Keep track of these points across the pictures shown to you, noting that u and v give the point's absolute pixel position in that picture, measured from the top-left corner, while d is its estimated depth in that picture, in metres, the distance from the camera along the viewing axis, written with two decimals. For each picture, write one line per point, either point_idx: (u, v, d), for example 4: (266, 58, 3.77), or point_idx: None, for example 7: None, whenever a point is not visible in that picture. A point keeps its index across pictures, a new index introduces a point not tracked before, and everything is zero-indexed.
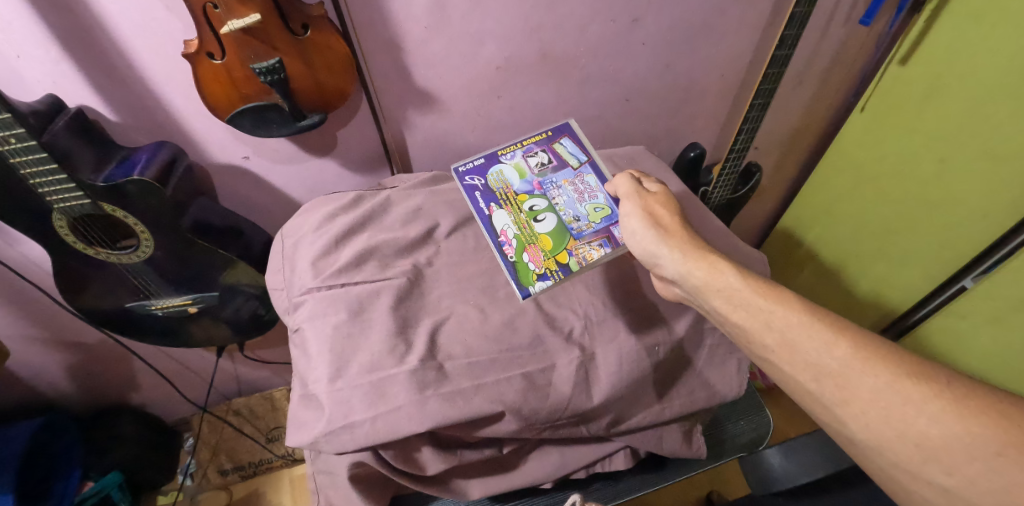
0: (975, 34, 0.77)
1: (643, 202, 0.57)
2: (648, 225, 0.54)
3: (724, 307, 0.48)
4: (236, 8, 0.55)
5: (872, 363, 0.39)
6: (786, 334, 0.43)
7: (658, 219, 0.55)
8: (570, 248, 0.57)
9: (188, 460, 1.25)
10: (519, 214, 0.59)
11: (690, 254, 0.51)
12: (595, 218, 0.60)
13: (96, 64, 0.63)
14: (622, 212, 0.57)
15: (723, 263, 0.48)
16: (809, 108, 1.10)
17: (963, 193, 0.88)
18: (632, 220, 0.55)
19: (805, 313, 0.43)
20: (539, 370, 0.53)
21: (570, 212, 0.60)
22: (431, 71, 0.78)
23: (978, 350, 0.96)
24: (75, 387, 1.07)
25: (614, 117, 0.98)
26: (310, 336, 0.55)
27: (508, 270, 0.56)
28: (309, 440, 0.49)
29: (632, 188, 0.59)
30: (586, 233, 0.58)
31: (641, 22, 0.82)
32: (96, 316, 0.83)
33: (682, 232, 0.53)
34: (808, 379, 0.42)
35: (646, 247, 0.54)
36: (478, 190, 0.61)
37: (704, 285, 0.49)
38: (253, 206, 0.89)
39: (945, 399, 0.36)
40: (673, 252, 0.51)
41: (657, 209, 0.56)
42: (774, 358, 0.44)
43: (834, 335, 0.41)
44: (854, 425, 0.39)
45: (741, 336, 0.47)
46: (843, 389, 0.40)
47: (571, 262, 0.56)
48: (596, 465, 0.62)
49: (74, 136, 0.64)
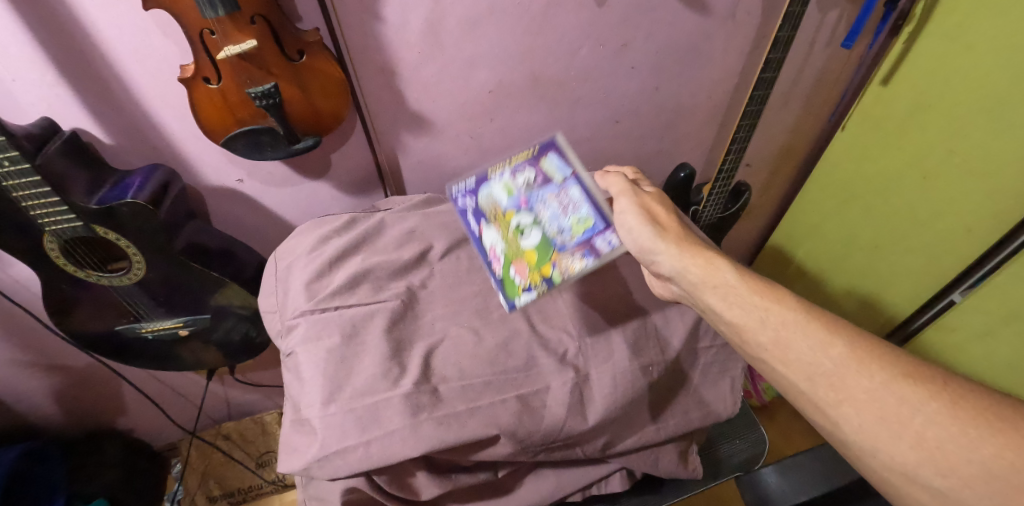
0: (950, 54, 0.81)
1: (640, 200, 0.59)
2: (645, 223, 0.56)
3: (719, 304, 0.49)
4: (233, 34, 0.57)
5: (868, 363, 0.40)
6: (780, 332, 0.44)
7: (654, 217, 0.57)
8: (553, 260, 0.55)
9: (175, 488, 1.20)
10: (506, 228, 0.60)
11: (686, 251, 0.53)
12: (577, 230, 0.57)
13: (92, 88, 0.64)
14: (618, 209, 0.59)
15: (719, 259, 0.51)
16: (795, 128, 1.13)
17: (946, 207, 0.90)
18: (628, 218, 0.57)
19: (799, 312, 0.45)
20: (533, 392, 0.53)
21: (553, 226, 0.58)
22: (424, 95, 0.79)
23: (975, 364, 0.95)
24: (58, 413, 1.04)
25: (606, 139, 1.00)
26: (303, 359, 0.54)
27: (495, 282, 0.58)
28: (300, 466, 0.48)
29: (626, 186, 0.61)
30: (567, 245, 0.56)
31: (630, 46, 0.84)
32: (82, 340, 0.81)
33: (678, 231, 0.55)
34: (800, 379, 0.42)
35: (642, 244, 0.55)
36: (470, 207, 0.64)
37: (701, 281, 0.51)
38: (247, 228, 0.89)
39: (940, 400, 0.37)
40: (670, 249, 0.53)
41: (653, 207, 0.58)
42: (768, 358, 0.45)
43: (828, 335, 0.43)
44: (847, 425, 0.39)
45: (735, 333, 0.48)
46: (837, 388, 0.40)
47: (554, 273, 0.55)
48: (592, 488, 0.61)
49: (68, 159, 0.64)
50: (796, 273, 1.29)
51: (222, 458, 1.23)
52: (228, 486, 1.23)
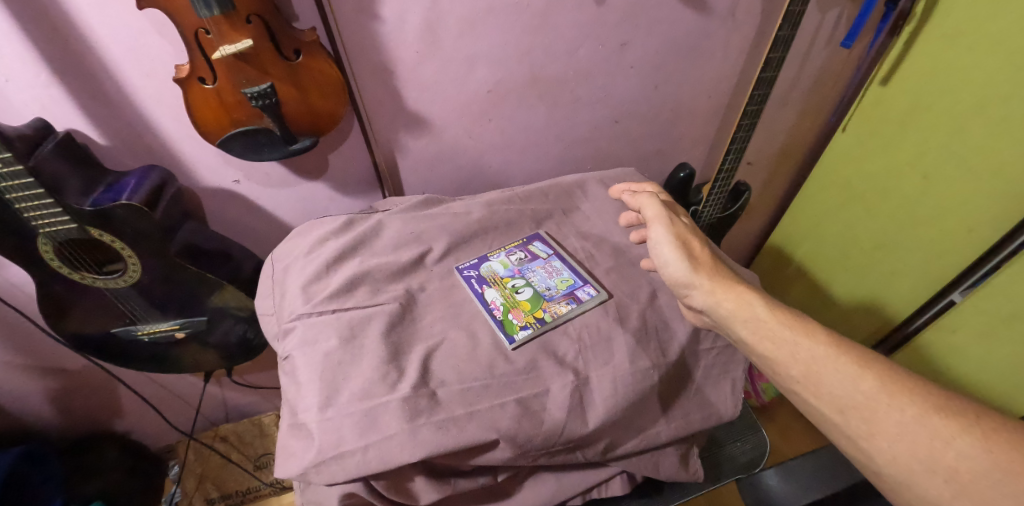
0: (951, 54, 0.81)
1: (676, 229, 0.58)
2: (681, 256, 0.56)
3: (751, 338, 0.50)
4: (228, 34, 0.56)
5: (899, 396, 0.42)
6: (812, 366, 0.46)
7: (689, 249, 0.56)
8: (543, 307, 0.61)
9: (172, 490, 1.18)
10: (504, 288, 0.63)
11: (720, 285, 0.53)
12: (561, 283, 0.64)
13: (86, 88, 0.63)
14: (653, 238, 0.58)
15: (752, 296, 0.52)
16: (794, 128, 1.12)
17: (947, 208, 0.89)
18: (665, 250, 0.57)
19: (830, 346, 0.46)
20: (533, 395, 0.52)
21: (540, 282, 0.64)
22: (423, 95, 0.78)
23: (972, 366, 0.93)
24: (53, 417, 1.03)
25: (606, 139, 0.99)
26: (299, 363, 0.54)
27: (488, 320, 0.59)
28: (297, 472, 0.47)
29: (663, 213, 0.59)
30: (555, 294, 0.62)
31: (629, 46, 0.84)
32: (77, 342, 0.80)
33: (711, 263, 0.55)
34: (832, 411, 0.45)
35: (676, 278, 0.56)
36: (472, 276, 0.64)
37: (733, 316, 0.52)
38: (244, 230, 0.88)
39: (972, 434, 0.39)
40: (702, 283, 0.54)
41: (689, 237, 0.57)
42: (800, 390, 0.47)
43: (860, 369, 0.44)
44: (881, 458, 0.42)
45: (766, 364, 0.50)
46: (870, 422, 0.42)
47: (546, 316, 0.60)
48: (593, 491, 0.60)
49: (62, 160, 0.64)
50: (795, 273, 1.29)
51: (219, 460, 1.22)
52: (226, 488, 1.22)
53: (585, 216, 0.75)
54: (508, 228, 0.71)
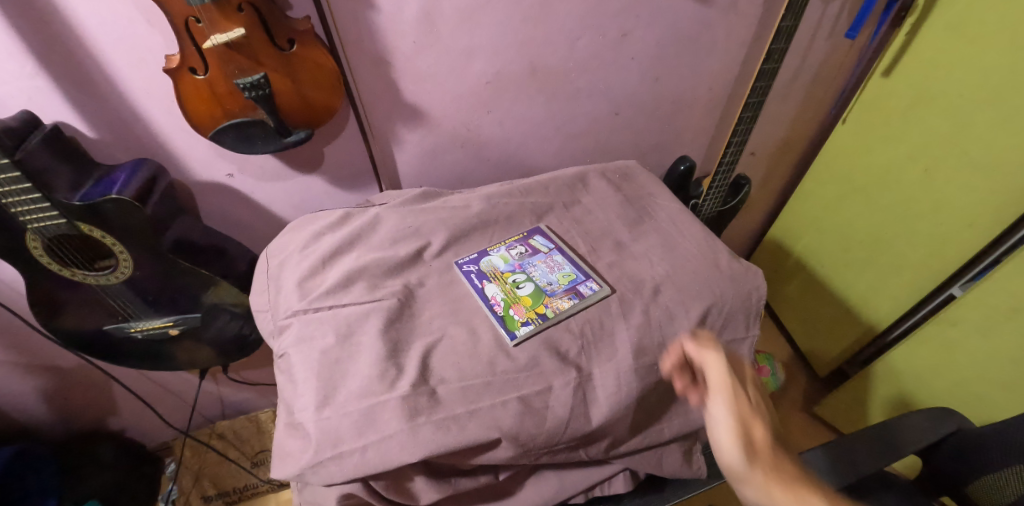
0: (953, 45, 0.81)
1: (739, 406, 0.46)
2: (739, 446, 0.44)
3: None
4: (220, 23, 0.55)
5: None
6: None
7: (753, 437, 0.44)
8: (546, 302, 0.59)
9: (170, 487, 1.17)
10: (504, 283, 0.61)
11: (781, 487, 0.41)
12: (565, 279, 0.62)
13: (74, 79, 0.61)
14: (710, 411, 0.47)
15: (817, 504, 0.40)
16: (795, 121, 1.11)
17: (948, 201, 0.89)
18: (721, 433, 0.45)
19: None
20: (535, 393, 0.51)
21: (543, 278, 0.63)
22: (420, 87, 0.77)
23: (969, 360, 0.91)
24: (47, 415, 1.02)
25: (605, 132, 0.97)
26: (295, 360, 0.52)
27: (491, 317, 0.57)
28: (294, 472, 0.46)
29: (726, 381, 0.47)
30: (558, 290, 0.61)
31: (630, 36, 0.83)
32: (70, 340, 0.79)
33: (777, 460, 0.43)
34: None
35: (729, 469, 0.44)
36: (471, 271, 0.62)
37: None
38: (238, 225, 0.86)
39: None
40: (762, 485, 0.42)
41: (752, 421, 0.45)
42: None
43: None
44: None
45: None
46: None
47: (548, 311, 0.58)
48: (595, 489, 0.59)
49: (50, 153, 0.62)
50: (795, 267, 1.28)
51: (216, 457, 1.20)
52: (224, 485, 1.21)
53: (586, 210, 0.73)
54: (507, 222, 0.70)
